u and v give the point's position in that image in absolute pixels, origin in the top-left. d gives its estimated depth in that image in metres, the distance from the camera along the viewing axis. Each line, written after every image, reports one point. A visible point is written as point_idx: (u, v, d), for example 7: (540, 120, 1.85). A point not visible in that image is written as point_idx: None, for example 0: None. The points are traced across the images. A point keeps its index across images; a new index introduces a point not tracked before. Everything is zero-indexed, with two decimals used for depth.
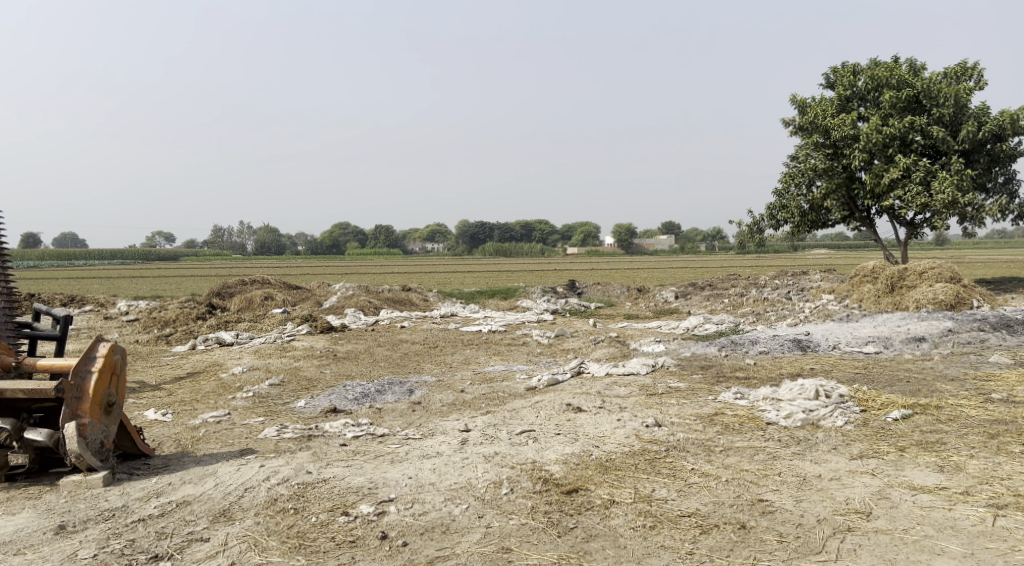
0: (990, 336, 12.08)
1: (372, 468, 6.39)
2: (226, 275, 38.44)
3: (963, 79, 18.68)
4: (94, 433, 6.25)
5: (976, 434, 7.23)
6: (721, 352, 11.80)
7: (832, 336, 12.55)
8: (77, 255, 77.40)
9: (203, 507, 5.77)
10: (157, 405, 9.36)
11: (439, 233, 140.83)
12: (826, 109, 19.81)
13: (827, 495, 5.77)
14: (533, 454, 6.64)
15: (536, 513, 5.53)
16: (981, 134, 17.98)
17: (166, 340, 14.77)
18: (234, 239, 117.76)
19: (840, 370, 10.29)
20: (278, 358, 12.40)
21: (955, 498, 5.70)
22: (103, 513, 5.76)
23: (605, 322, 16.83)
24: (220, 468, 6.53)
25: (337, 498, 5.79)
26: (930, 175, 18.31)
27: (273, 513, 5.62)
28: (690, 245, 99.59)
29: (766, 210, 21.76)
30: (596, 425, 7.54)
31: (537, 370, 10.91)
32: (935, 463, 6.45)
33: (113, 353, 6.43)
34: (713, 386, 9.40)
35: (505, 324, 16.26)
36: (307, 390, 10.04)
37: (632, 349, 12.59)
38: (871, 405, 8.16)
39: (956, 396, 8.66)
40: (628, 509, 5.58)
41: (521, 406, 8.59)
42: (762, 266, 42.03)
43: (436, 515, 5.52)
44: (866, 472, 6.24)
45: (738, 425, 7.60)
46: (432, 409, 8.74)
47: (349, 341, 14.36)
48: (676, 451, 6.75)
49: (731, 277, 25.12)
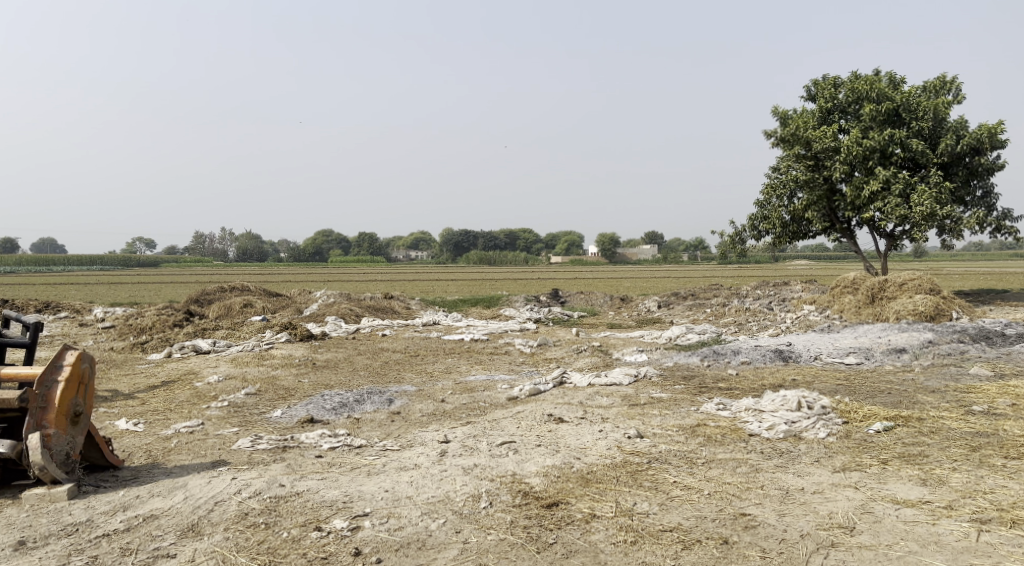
0: (970, 348, 12.11)
1: (348, 480, 6.23)
2: (206, 282, 38.11)
3: (941, 92, 18.87)
4: (60, 444, 6.06)
5: (959, 447, 7.19)
6: (703, 362, 11.74)
7: (814, 347, 12.54)
8: (53, 260, 76.35)
9: (170, 522, 5.59)
10: (129, 414, 9.14)
11: (424, 241, 140.35)
12: (807, 121, 19.88)
13: (810, 509, 5.69)
14: (513, 467, 6.51)
15: (515, 528, 5.40)
16: (959, 148, 18.12)
17: (141, 348, 14.51)
18: (215, 246, 116.97)
19: (823, 381, 10.24)
20: (256, 366, 12.21)
21: (939, 513, 5.64)
22: (65, 527, 5.56)
23: (588, 332, 16.73)
24: (191, 481, 6.35)
25: (310, 513, 5.63)
26: (909, 187, 18.41)
27: (243, 528, 5.45)
28: (672, 254, 99.99)
29: (748, 220, 21.81)
30: (577, 436, 7.43)
31: (519, 380, 10.80)
32: (918, 477, 6.39)
33: (81, 362, 6.26)
34: (695, 397, 9.32)
35: (487, 333, 16.15)
36: (284, 400, 9.86)
37: (614, 359, 12.51)
38: (853, 417, 8.11)
39: (937, 408, 8.63)
40: (609, 524, 5.46)
41: (502, 416, 8.47)
42: (747, 277, 42.59)
43: (413, 530, 5.38)
44: (849, 485, 6.16)
45: (720, 437, 7.52)
46: (412, 419, 8.61)
47: (329, 349, 14.18)
48: (658, 463, 6.65)
49: (713, 287, 25.11)
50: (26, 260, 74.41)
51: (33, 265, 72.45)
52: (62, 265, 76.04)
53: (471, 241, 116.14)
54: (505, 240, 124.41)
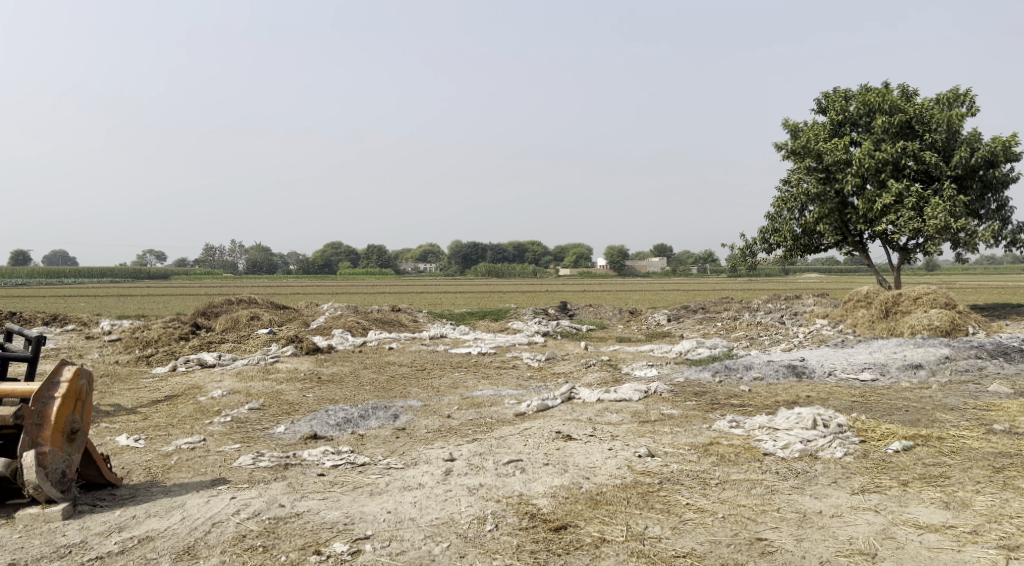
0: (988, 364, 11.85)
1: (349, 501, 6.05)
2: (217, 293, 38.33)
3: (955, 104, 18.64)
4: (55, 462, 5.91)
5: (982, 468, 6.94)
6: (715, 378, 11.51)
7: (828, 362, 12.30)
8: (63, 272, 76.74)
9: (166, 544, 5.42)
10: (130, 430, 8.98)
11: (435, 253, 140.81)
12: (818, 134, 19.68)
13: (830, 534, 5.47)
14: (520, 487, 6.31)
15: (521, 553, 5.21)
16: (973, 160, 17.88)
17: (146, 361, 14.37)
18: (225, 257, 117.67)
19: (837, 398, 10.01)
20: (261, 381, 12.04)
21: (964, 539, 5.41)
22: (58, 549, 5.40)
23: (597, 346, 16.51)
24: (189, 500, 6.18)
25: (310, 535, 5.45)
26: (922, 200, 18.16)
27: (240, 551, 5.27)
28: (681, 266, 99.68)
29: (759, 233, 21.60)
30: (586, 455, 7.22)
31: (527, 395, 10.58)
32: (940, 500, 6.15)
33: (78, 378, 6.11)
34: (706, 414, 9.09)
35: (495, 346, 15.94)
36: (287, 415, 9.69)
37: (624, 373, 12.30)
38: (871, 436, 7.87)
39: (957, 427, 8.38)
40: (620, 549, 5.26)
41: (509, 433, 8.27)
42: (756, 289, 42.81)
43: (415, 555, 5.19)
44: (869, 508, 5.93)
45: (733, 456, 7.30)
46: (417, 436, 8.42)
47: (335, 363, 14.01)
48: (669, 483, 6.44)
49: (723, 300, 24.85)
50: (37, 273, 74.72)
51: (44, 277, 72.79)
52: (73, 276, 76.49)
53: (480, 253, 116.04)
54: (513, 251, 124.26)
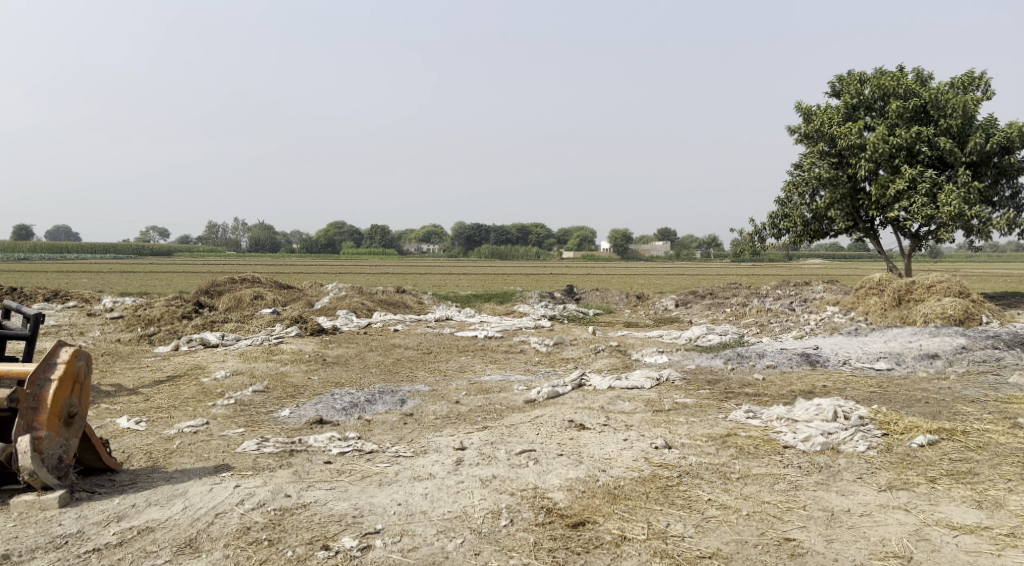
0: (1006, 355, 11.55)
1: (358, 492, 5.82)
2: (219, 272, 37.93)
3: (970, 89, 18.21)
4: (51, 448, 5.68)
5: (1011, 465, 6.70)
6: (727, 365, 11.25)
7: (842, 351, 12.02)
8: (66, 246, 76.51)
9: (167, 536, 5.21)
10: (132, 412, 8.76)
11: (439, 234, 139.86)
12: (832, 117, 19.28)
13: (861, 534, 5.25)
14: (534, 479, 6.07)
15: (538, 551, 4.98)
16: (988, 146, 17.47)
17: (148, 341, 14.11)
18: (228, 236, 117.72)
19: (855, 388, 9.75)
20: (265, 362, 11.81)
21: (1002, 542, 5.18)
22: (54, 540, 5.19)
23: (604, 331, 16.20)
24: (191, 488, 5.96)
25: (317, 529, 5.23)
26: (936, 187, 17.81)
27: (245, 545, 5.06)
28: (686, 251, 99.10)
29: (768, 219, 21.24)
30: (601, 446, 6.99)
31: (536, 381, 10.36)
32: (971, 498, 5.91)
33: (76, 360, 5.86)
34: (722, 404, 8.83)
35: (502, 330, 15.67)
36: (292, 398, 9.46)
37: (633, 360, 12.07)
38: (893, 429, 7.62)
39: (980, 421, 8.11)
40: (641, 548, 5.05)
41: (519, 421, 8.03)
42: (760, 273, 42.62)
43: (428, 552, 4.96)
44: (899, 507, 5.69)
45: (753, 449, 7.06)
46: (424, 422, 8.19)
47: (340, 344, 13.80)
48: (689, 477, 6.20)
49: (731, 286, 24.48)
50: (39, 248, 74.30)
51: (46, 254, 72.31)
52: (75, 252, 76.29)
53: (484, 235, 115.34)
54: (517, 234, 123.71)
